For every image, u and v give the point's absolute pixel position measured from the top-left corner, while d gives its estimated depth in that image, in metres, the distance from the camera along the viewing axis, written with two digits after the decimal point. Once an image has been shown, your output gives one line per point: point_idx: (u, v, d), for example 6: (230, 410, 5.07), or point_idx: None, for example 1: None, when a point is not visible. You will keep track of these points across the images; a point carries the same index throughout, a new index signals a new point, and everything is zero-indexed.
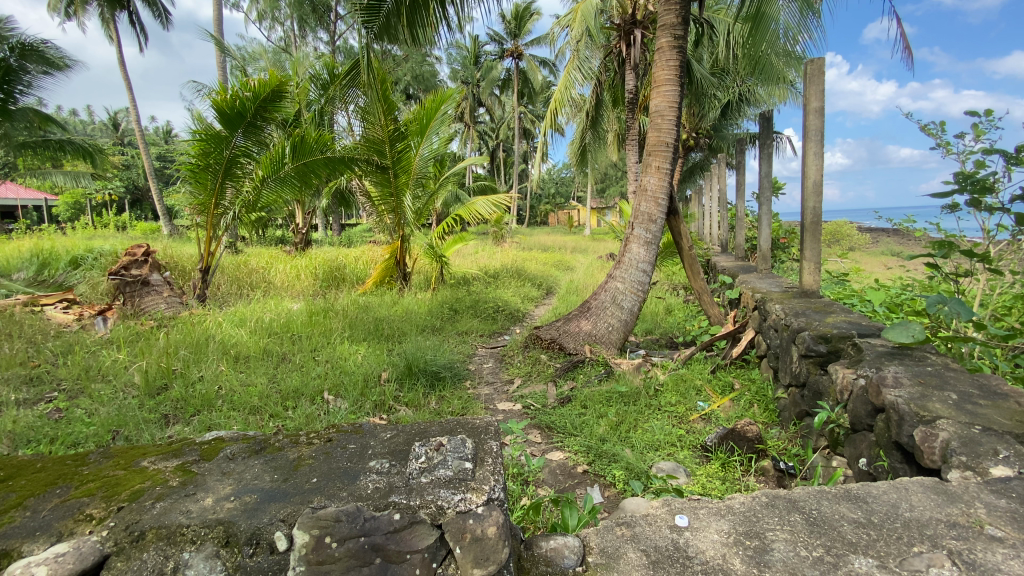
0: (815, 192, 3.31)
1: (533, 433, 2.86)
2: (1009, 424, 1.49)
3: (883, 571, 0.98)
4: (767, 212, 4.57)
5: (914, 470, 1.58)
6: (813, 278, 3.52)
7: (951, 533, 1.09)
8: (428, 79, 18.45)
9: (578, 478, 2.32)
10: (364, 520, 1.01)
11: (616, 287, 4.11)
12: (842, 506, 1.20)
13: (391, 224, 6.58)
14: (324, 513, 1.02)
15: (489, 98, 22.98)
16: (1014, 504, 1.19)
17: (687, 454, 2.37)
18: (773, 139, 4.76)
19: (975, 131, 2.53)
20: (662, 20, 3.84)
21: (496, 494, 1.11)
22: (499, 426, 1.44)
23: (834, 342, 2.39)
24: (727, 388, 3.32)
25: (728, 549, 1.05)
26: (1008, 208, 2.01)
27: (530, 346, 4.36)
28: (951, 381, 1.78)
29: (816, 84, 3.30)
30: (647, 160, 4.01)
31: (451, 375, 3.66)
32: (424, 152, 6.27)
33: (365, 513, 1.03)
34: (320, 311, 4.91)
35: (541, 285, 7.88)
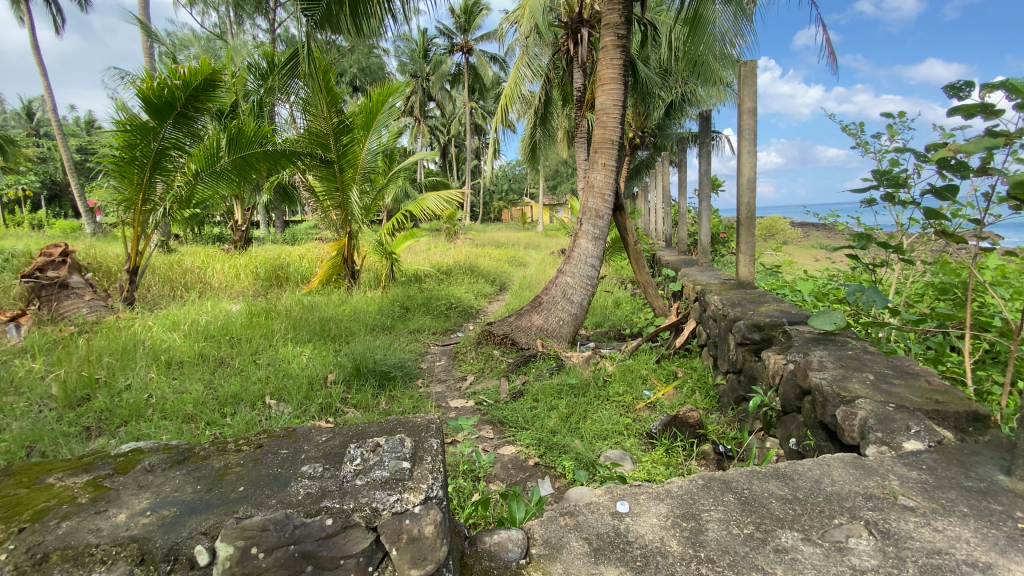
0: (750, 188, 3.49)
1: (485, 428, 2.86)
2: (919, 401, 1.62)
3: (807, 543, 1.03)
4: (707, 208, 4.77)
5: (837, 447, 1.69)
6: (749, 270, 3.71)
7: (869, 505, 1.17)
8: (375, 72, 17.98)
9: (529, 471, 2.34)
10: (294, 528, 0.97)
11: (566, 281, 4.15)
12: (770, 484, 1.27)
13: (338, 220, 6.39)
14: (250, 524, 0.97)
15: (439, 93, 22.68)
16: (923, 475, 1.30)
17: (633, 442, 2.44)
18: (712, 137, 4.98)
19: (889, 132, 2.74)
20: (606, 20, 3.91)
21: (435, 493, 1.08)
22: (441, 424, 1.41)
23: (766, 330, 2.53)
24: (671, 376, 3.45)
25: (667, 532, 1.08)
26: (917, 202, 2.18)
27: (482, 342, 4.35)
28: (869, 363, 1.93)
29: (749, 86, 3.46)
30: (594, 156, 4.08)
31: (402, 374, 3.59)
32: (372, 145, 6.15)
33: (294, 520, 0.99)
34: (261, 312, 4.69)
35: (494, 281, 7.88)
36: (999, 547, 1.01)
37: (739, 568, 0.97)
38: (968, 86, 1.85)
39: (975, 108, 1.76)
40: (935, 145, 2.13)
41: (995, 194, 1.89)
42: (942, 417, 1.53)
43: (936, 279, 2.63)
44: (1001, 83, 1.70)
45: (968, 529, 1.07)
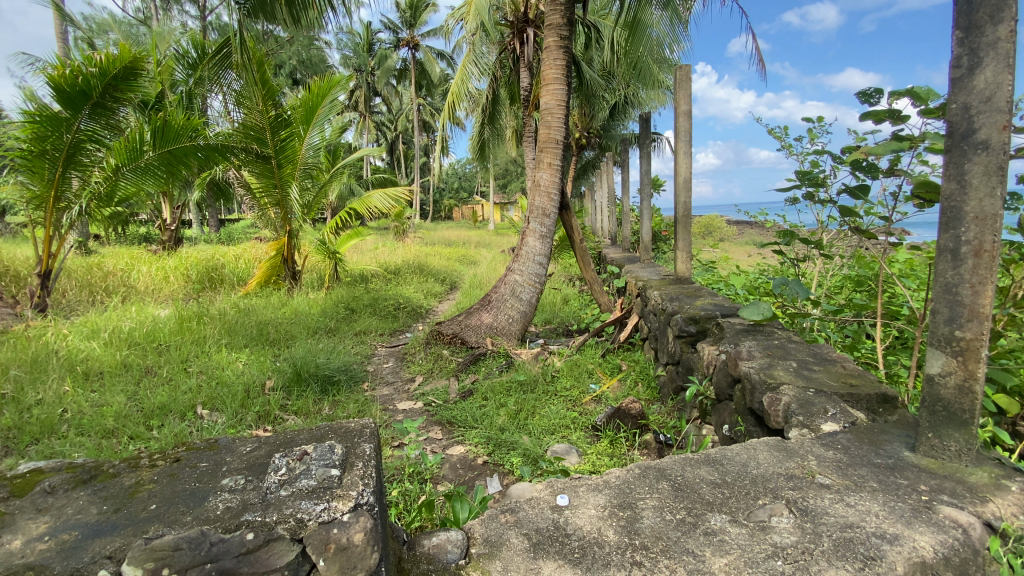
0: (687, 188, 3.64)
1: (433, 430, 2.82)
2: (835, 385, 1.75)
3: (733, 525, 1.09)
4: (648, 207, 4.93)
5: (765, 431, 1.80)
6: (687, 266, 3.87)
7: (790, 485, 1.25)
8: (316, 64, 17.27)
9: (477, 470, 2.33)
10: (211, 545, 0.92)
11: (515, 279, 4.17)
12: (701, 469, 1.32)
13: (277, 219, 6.10)
14: (160, 544, 0.91)
15: (385, 88, 22.14)
16: (838, 454, 1.40)
17: (579, 435, 2.50)
18: (652, 138, 5.16)
19: (809, 135, 2.93)
20: (549, 20, 3.95)
21: (365, 499, 1.05)
22: (377, 427, 1.36)
23: (701, 323, 2.65)
24: (615, 369, 3.55)
25: (603, 522, 1.10)
26: (835, 201, 2.35)
27: (431, 343, 4.28)
28: (793, 351, 2.06)
29: (685, 89, 3.60)
30: (539, 155, 4.11)
31: (347, 378, 3.48)
32: (312, 140, 5.91)
33: (211, 537, 0.94)
34: (192, 317, 4.41)
35: (444, 280, 7.79)
36: (904, 518, 1.10)
37: (671, 552, 1.00)
38: (877, 93, 2.02)
39: (884, 114, 1.92)
40: (848, 148, 2.30)
41: (901, 193, 2.06)
42: (855, 400, 1.65)
43: (852, 272, 2.85)
44: (905, 91, 1.86)
45: (876, 502, 1.16)
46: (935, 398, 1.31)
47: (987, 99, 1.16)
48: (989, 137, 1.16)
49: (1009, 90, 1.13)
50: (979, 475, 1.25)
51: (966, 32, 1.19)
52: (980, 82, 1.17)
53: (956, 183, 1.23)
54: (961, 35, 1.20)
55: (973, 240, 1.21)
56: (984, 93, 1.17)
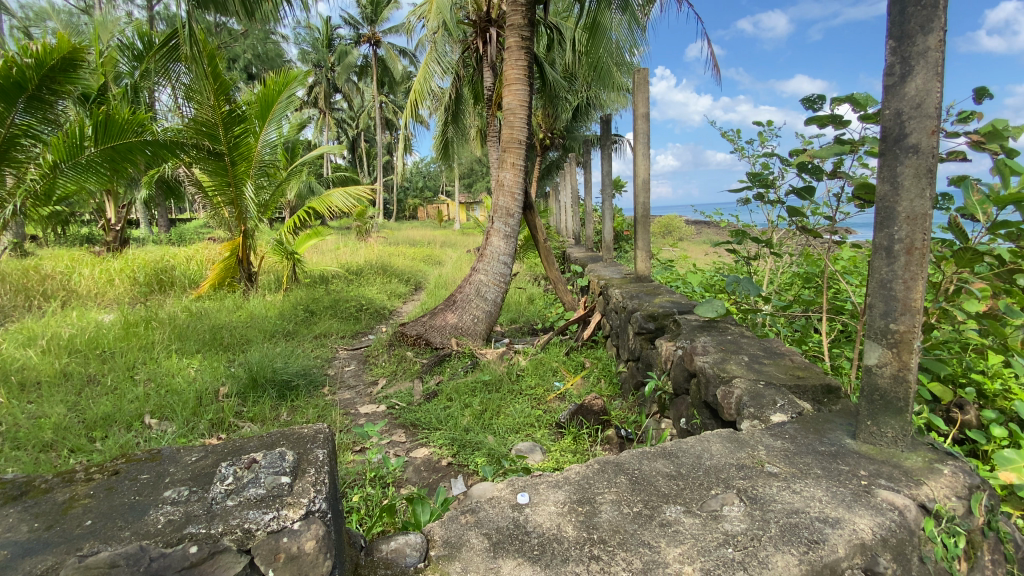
0: (645, 189, 3.73)
1: (397, 433, 2.78)
2: (783, 377, 1.84)
3: (688, 515, 1.12)
4: (610, 207, 5.02)
5: (719, 423, 1.87)
6: (646, 265, 3.96)
7: (740, 474, 1.30)
8: (273, 59, 16.70)
9: (441, 472, 2.31)
10: (150, 561, 0.87)
11: (479, 279, 4.16)
12: (658, 463, 1.36)
13: (231, 218, 5.87)
14: (95, 562, 0.86)
15: (345, 85, 21.65)
16: (785, 443, 1.47)
17: (543, 433, 2.52)
18: (613, 139, 5.25)
19: (759, 139, 3.05)
20: (510, 20, 3.96)
21: (317, 506, 1.02)
22: (331, 432, 1.32)
23: (659, 320, 2.73)
24: (579, 367, 3.60)
25: (563, 518, 1.11)
26: (783, 201, 2.45)
27: (394, 344, 4.21)
28: (745, 346, 2.14)
29: (643, 92, 3.68)
30: (502, 155, 4.12)
31: (306, 383, 3.39)
32: (267, 137, 5.71)
33: (151, 552, 0.89)
34: (139, 322, 4.18)
35: (409, 281, 7.69)
36: (845, 502, 1.16)
37: (628, 545, 1.03)
38: (821, 99, 2.12)
39: (827, 119, 2.02)
40: (795, 151, 2.41)
41: (843, 194, 2.18)
42: (802, 391, 1.73)
43: (800, 269, 2.99)
44: (845, 97, 1.97)
45: (819, 489, 1.22)
46: (873, 388, 1.39)
47: (917, 105, 1.24)
48: (919, 141, 1.24)
49: (937, 97, 1.21)
50: (914, 459, 1.33)
51: (898, 41, 1.26)
52: (911, 89, 1.25)
53: (890, 185, 1.31)
54: (894, 44, 1.27)
55: (905, 238, 1.28)
56: (915, 100, 1.24)
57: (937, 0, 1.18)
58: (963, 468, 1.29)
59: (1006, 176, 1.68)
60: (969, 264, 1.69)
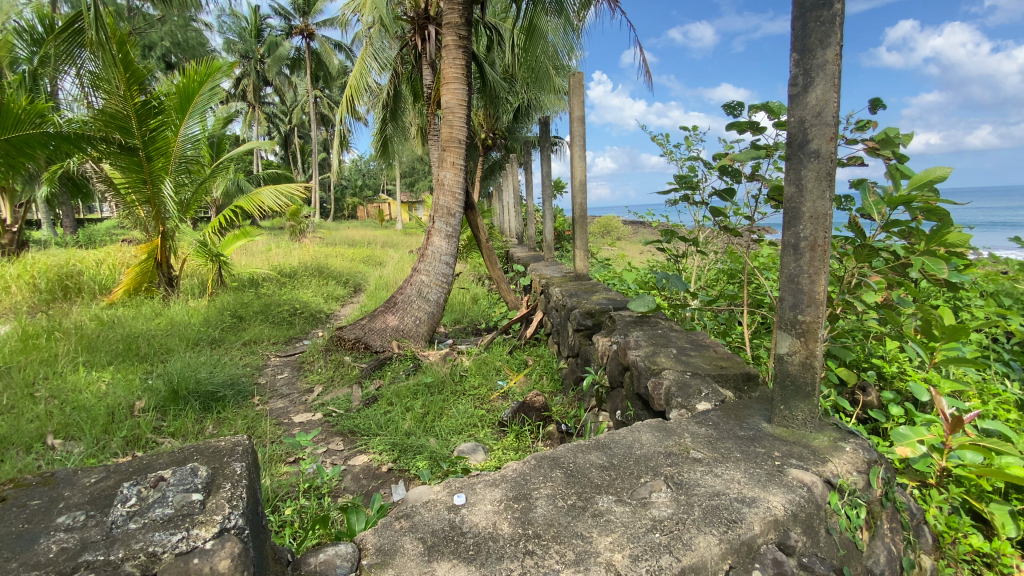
0: (582, 190, 3.83)
1: (334, 441, 2.68)
2: (707, 367, 1.95)
3: (619, 504, 1.16)
4: (550, 207, 5.10)
5: (651, 414, 1.96)
6: (585, 263, 4.06)
7: (668, 461, 1.36)
8: (195, 48, 15.55)
9: (382, 478, 2.26)
10: None
11: (420, 280, 4.10)
12: (591, 455, 1.40)
13: (147, 218, 5.43)
14: None
15: (277, 78, 20.61)
16: (709, 429, 1.56)
17: (485, 433, 2.52)
18: (551, 140, 5.33)
19: (686, 143, 3.21)
20: (447, 19, 3.92)
21: (233, 523, 0.97)
22: (251, 443, 1.24)
23: (596, 317, 2.81)
24: (522, 365, 3.64)
25: (498, 516, 1.12)
26: (708, 202, 2.59)
27: (332, 349, 4.06)
28: (674, 339, 2.26)
29: (578, 96, 3.77)
30: (442, 155, 4.07)
31: (234, 393, 3.20)
32: (188, 132, 5.34)
33: None
34: (40, 333, 3.80)
35: (347, 283, 7.44)
36: (761, 482, 1.24)
37: (562, 537, 1.05)
38: (740, 106, 2.26)
39: (746, 125, 2.16)
40: (718, 155, 2.56)
41: (761, 196, 2.33)
42: (725, 380, 1.85)
43: (724, 267, 3.18)
44: (761, 105, 2.11)
45: (738, 471, 1.30)
46: (785, 374, 1.50)
47: (818, 114, 1.35)
48: (820, 147, 1.35)
49: (834, 107, 1.32)
50: (821, 438, 1.45)
51: (801, 54, 1.37)
52: (812, 98, 1.36)
53: (795, 187, 1.42)
54: (798, 56, 1.38)
55: (809, 236, 1.39)
56: (815, 109, 1.35)
57: (833, 18, 1.29)
58: (862, 444, 1.42)
59: (897, 179, 1.87)
60: (867, 259, 1.87)
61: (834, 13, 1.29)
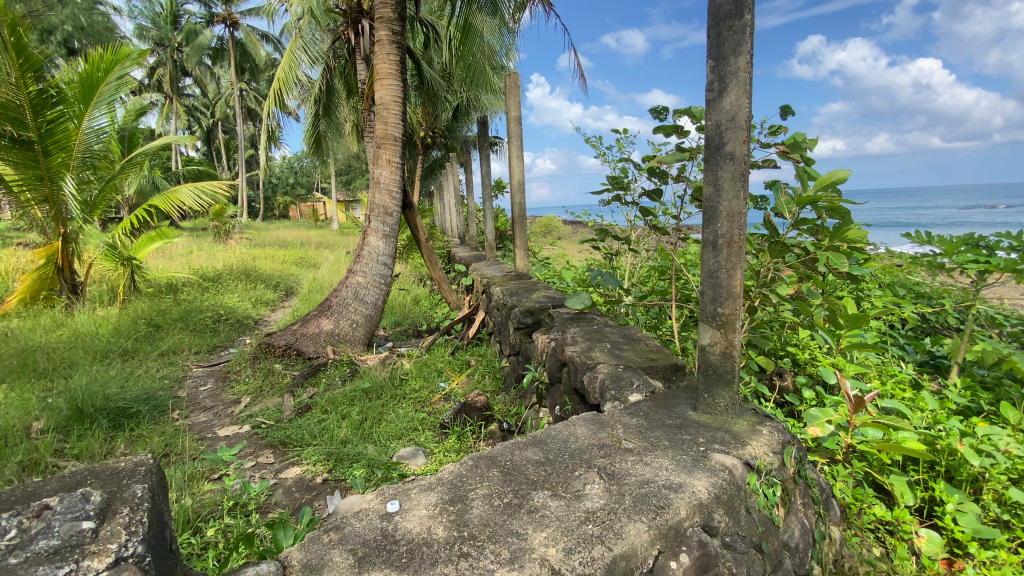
0: (521, 190, 3.86)
1: (264, 454, 2.53)
2: (639, 360, 2.03)
3: (554, 499, 1.18)
4: (490, 207, 5.10)
5: (588, 407, 2.02)
6: (525, 263, 4.09)
7: (601, 453, 1.40)
8: (102, 33, 14.23)
9: (316, 490, 2.16)
10: None
11: (357, 282, 3.96)
12: (528, 451, 1.41)
13: (45, 218, 4.91)
14: None
15: (197, 69, 19.24)
16: (640, 420, 1.61)
17: (426, 436, 2.48)
18: (489, 141, 5.33)
19: (618, 145, 3.32)
20: (380, 13, 3.82)
21: (131, 551, 0.90)
22: (157, 462, 1.15)
23: (536, 315, 2.85)
24: (464, 365, 3.61)
25: (434, 521, 1.10)
26: (638, 203, 2.69)
27: (260, 357, 3.84)
28: (609, 335, 2.33)
29: (514, 96, 3.80)
30: (377, 152, 3.96)
31: (150, 409, 2.95)
32: (92, 124, 4.87)
33: None
34: None
35: (278, 286, 7.07)
36: (687, 468, 1.30)
37: (497, 537, 1.05)
38: (665, 111, 2.37)
39: (671, 128, 2.26)
40: (647, 157, 2.66)
41: (686, 197, 2.45)
42: (655, 371, 1.93)
43: (655, 264, 3.32)
44: (685, 110, 2.22)
45: (665, 458, 1.36)
46: (707, 364, 1.58)
47: (732, 118, 1.43)
48: (734, 149, 1.43)
49: (746, 112, 1.40)
50: (740, 423, 1.54)
51: (717, 61, 1.45)
52: (727, 103, 1.43)
53: (713, 187, 1.50)
54: (713, 63, 1.46)
55: (726, 234, 1.48)
56: (730, 113, 1.43)
57: (744, 27, 1.37)
58: (776, 427, 1.52)
59: (805, 180, 2.02)
60: (780, 255, 2.01)
61: (744, 23, 1.37)
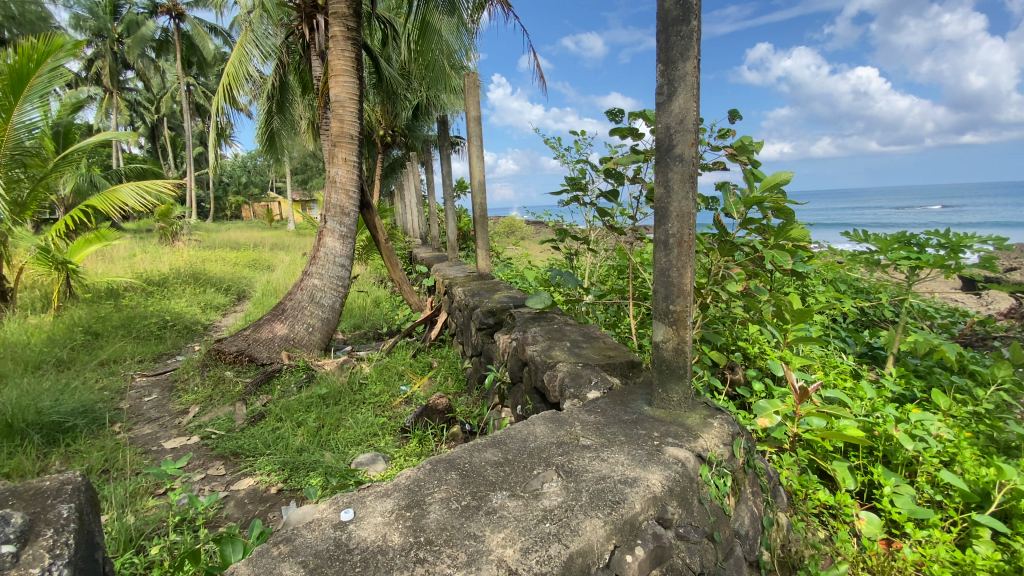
0: (481, 190, 3.85)
1: (214, 465, 2.43)
2: (598, 358, 2.06)
3: (512, 499, 1.18)
4: (451, 207, 5.07)
5: (548, 406, 2.03)
6: (486, 263, 4.08)
7: (559, 451, 1.41)
8: (32, 21, 13.26)
9: (271, 501, 2.08)
10: None
11: (313, 284, 3.85)
12: (487, 453, 1.41)
13: None
14: None
15: (140, 62, 18.20)
16: (598, 417, 1.64)
17: (386, 441, 2.44)
18: (449, 141, 5.29)
19: (576, 147, 3.35)
20: (334, 8, 3.73)
21: None
22: (85, 481, 1.12)
23: (497, 315, 2.85)
24: (426, 368, 3.58)
25: (389, 527, 1.08)
26: (596, 204, 2.73)
27: (210, 364, 3.68)
28: (568, 333, 2.36)
29: (474, 95, 3.78)
30: (333, 151, 3.86)
31: (88, 423, 2.78)
32: (21, 118, 4.53)
33: None
34: None
35: (231, 290, 6.79)
36: (642, 462, 1.33)
37: (454, 540, 1.04)
38: (620, 113, 2.41)
39: (626, 130, 2.31)
40: (603, 159, 2.70)
41: (641, 197, 2.51)
42: (612, 368, 1.97)
43: (614, 263, 3.38)
44: (639, 112, 2.27)
45: (620, 453, 1.39)
46: (661, 360, 1.62)
47: (680, 121, 1.47)
48: (683, 151, 1.47)
49: (693, 115, 1.45)
50: (693, 416, 1.59)
51: (666, 66, 1.49)
52: (675, 106, 1.47)
53: (664, 188, 1.53)
54: (662, 67, 1.49)
55: (676, 234, 1.52)
56: (679, 116, 1.47)
57: (691, 33, 1.42)
58: (727, 419, 1.58)
59: (751, 182, 2.10)
60: (729, 253, 2.08)
61: (691, 29, 1.42)
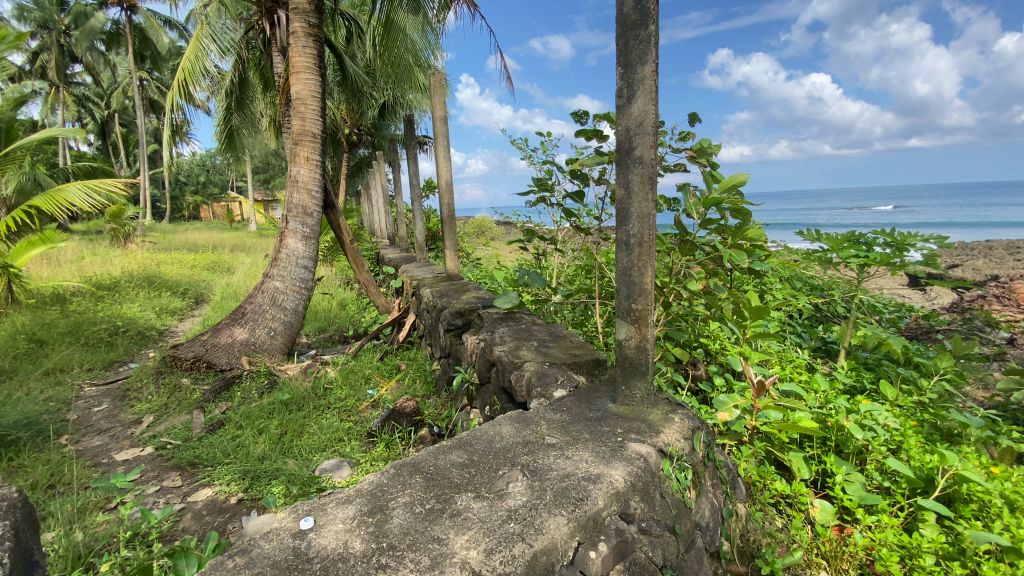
0: (448, 190, 3.82)
1: (170, 476, 2.33)
2: (564, 356, 2.09)
3: (476, 501, 1.18)
4: (418, 207, 5.02)
5: (516, 406, 2.04)
6: (454, 264, 4.06)
7: (525, 451, 1.42)
8: None
9: (230, 511, 2.02)
10: None
11: (275, 287, 3.75)
12: (453, 454, 1.40)
13: None
14: None
15: (88, 55, 17.30)
16: (564, 415, 1.65)
17: (352, 446, 2.40)
18: (416, 140, 5.24)
19: (543, 148, 3.38)
20: (295, 4, 3.65)
21: None
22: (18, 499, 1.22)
23: (465, 316, 2.85)
24: (393, 370, 3.53)
25: (351, 534, 1.07)
26: (562, 204, 2.75)
27: (165, 371, 3.53)
28: (535, 333, 2.38)
29: (440, 95, 3.76)
30: (294, 149, 3.77)
31: (32, 436, 2.63)
32: None
33: None
34: None
35: (189, 294, 6.53)
36: (605, 459, 1.35)
37: (417, 544, 1.03)
38: (585, 115, 2.44)
39: (591, 132, 2.34)
40: (569, 160, 2.73)
41: (606, 198, 2.54)
42: (578, 367, 1.99)
43: (582, 263, 3.42)
44: (604, 115, 2.30)
45: (584, 450, 1.41)
46: (624, 357, 1.65)
47: (640, 124, 1.50)
48: (643, 153, 1.50)
49: (652, 118, 1.48)
50: (655, 412, 1.63)
51: (625, 69, 1.51)
52: (635, 109, 1.50)
53: (625, 190, 1.56)
54: (622, 70, 1.52)
55: (637, 234, 1.55)
56: (638, 119, 1.50)
57: (649, 37, 1.45)
58: (687, 414, 1.62)
59: (710, 183, 2.16)
60: (690, 253, 2.13)
61: (649, 33, 1.45)
